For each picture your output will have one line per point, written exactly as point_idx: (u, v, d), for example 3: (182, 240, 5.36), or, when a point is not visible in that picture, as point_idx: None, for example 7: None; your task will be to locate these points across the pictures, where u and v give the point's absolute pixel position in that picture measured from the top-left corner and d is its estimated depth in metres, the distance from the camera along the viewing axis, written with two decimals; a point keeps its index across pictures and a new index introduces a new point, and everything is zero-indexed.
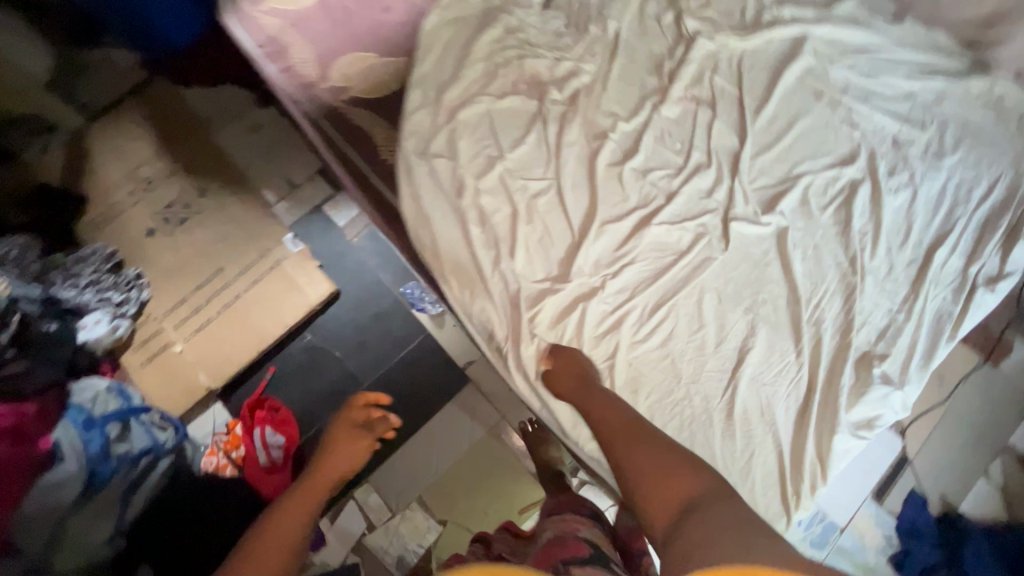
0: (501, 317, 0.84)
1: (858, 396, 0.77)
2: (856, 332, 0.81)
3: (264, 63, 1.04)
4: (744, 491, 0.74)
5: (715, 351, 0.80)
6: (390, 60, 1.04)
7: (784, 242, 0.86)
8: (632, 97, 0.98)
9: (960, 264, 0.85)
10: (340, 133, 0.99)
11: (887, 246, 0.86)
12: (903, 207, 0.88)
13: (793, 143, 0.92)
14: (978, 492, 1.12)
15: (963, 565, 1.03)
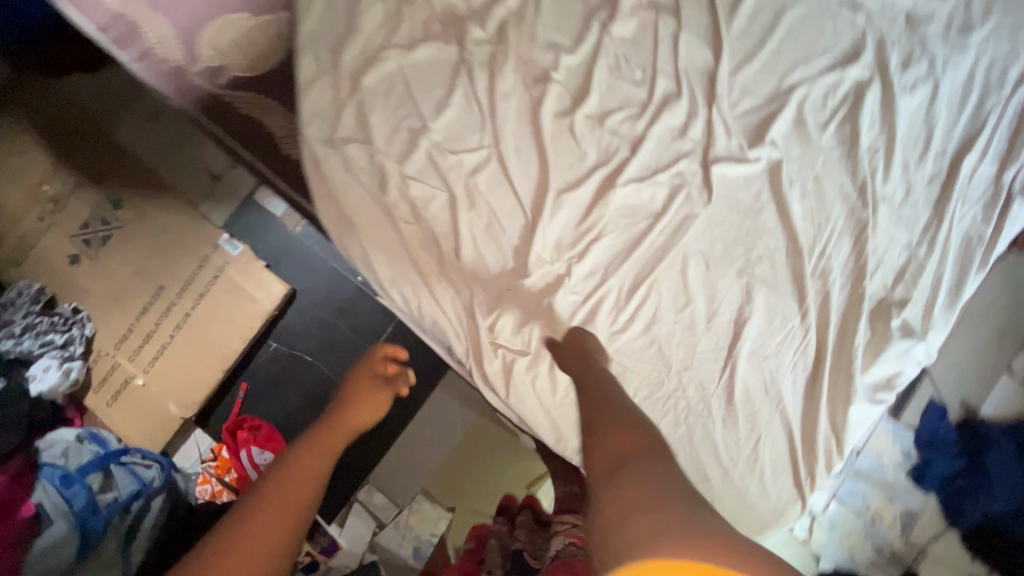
0: (458, 328, 0.73)
1: (876, 354, 0.67)
2: (870, 277, 0.69)
3: (116, 51, 0.83)
4: (754, 481, 0.67)
5: (707, 328, 0.69)
6: (267, 18, 0.82)
7: (778, 179, 0.71)
8: (573, 17, 0.77)
9: (992, 170, 0.71)
10: (229, 128, 0.80)
11: (902, 163, 0.71)
12: (921, 108, 0.72)
13: (780, 45, 0.74)
14: (1002, 391, 1.05)
15: (984, 467, 1.00)
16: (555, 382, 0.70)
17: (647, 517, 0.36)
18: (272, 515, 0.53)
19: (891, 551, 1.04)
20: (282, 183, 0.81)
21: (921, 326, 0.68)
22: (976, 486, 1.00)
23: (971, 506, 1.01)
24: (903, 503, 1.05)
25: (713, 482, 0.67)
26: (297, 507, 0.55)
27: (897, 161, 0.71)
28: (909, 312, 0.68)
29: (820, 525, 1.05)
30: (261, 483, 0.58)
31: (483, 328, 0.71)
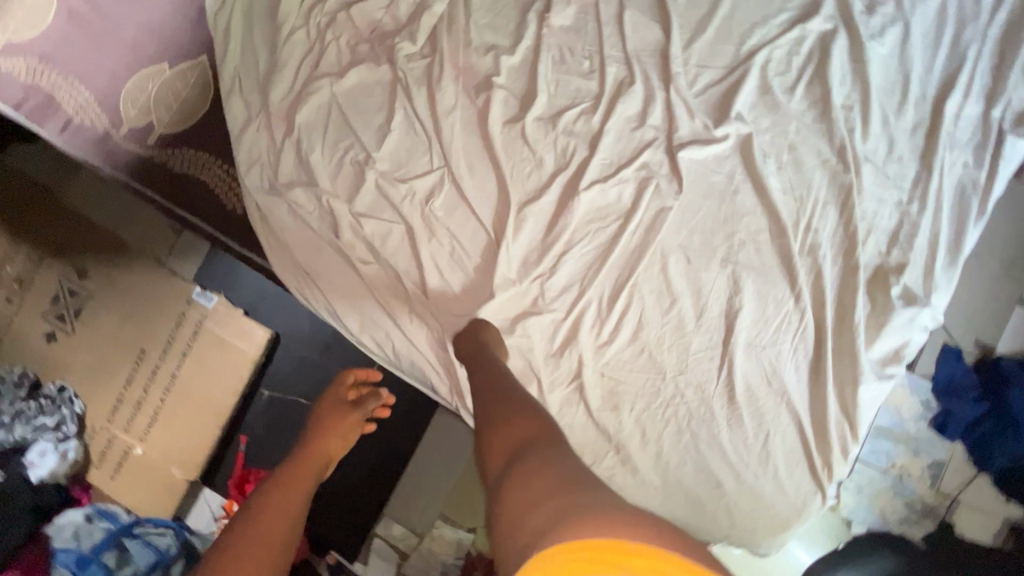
0: (438, 367, 0.71)
1: (878, 329, 0.63)
2: (863, 246, 0.64)
3: (37, 127, 0.78)
4: (768, 480, 0.64)
5: (697, 326, 0.65)
6: (188, 65, 0.77)
7: (750, 156, 0.66)
8: (508, 13, 0.72)
9: (979, 109, 0.65)
10: (166, 190, 0.76)
11: (881, 117, 0.66)
12: (894, 52, 0.66)
13: (733, 7, 0.68)
14: (1016, 326, 1.00)
15: (1008, 410, 0.96)
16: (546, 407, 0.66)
17: (547, 510, 0.36)
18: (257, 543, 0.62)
19: (922, 504, 1.01)
20: (233, 241, 0.76)
21: (924, 289, 0.64)
22: (1001, 430, 0.96)
23: (997, 451, 0.97)
24: (929, 454, 1.02)
25: (728, 484, 0.64)
26: (281, 533, 0.65)
27: (875, 113, 0.66)
28: (908, 276, 0.63)
29: (846, 489, 1.03)
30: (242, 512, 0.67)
31: (456, 367, 0.68)
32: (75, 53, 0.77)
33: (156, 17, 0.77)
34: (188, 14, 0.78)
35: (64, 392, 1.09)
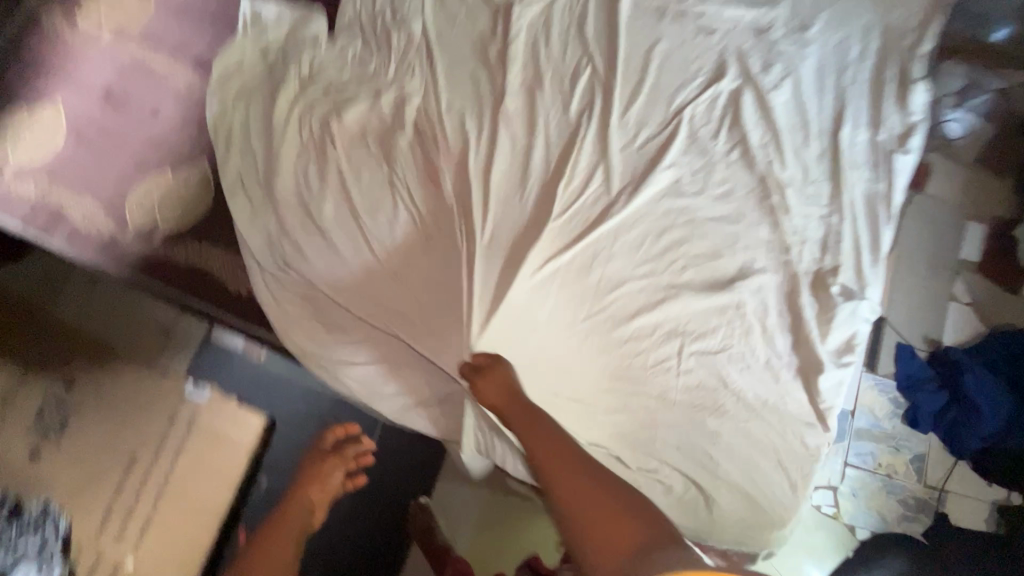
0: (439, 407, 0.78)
1: (828, 323, 0.72)
2: (798, 256, 0.75)
3: (44, 239, 0.84)
4: (752, 474, 0.71)
5: (668, 340, 0.74)
6: (189, 170, 0.86)
7: (691, 192, 0.78)
8: (470, 97, 0.84)
9: (868, 135, 0.79)
10: (178, 284, 0.82)
11: (792, 148, 0.79)
12: (792, 99, 0.81)
13: (653, 76, 0.83)
14: (955, 318, 1.14)
15: (966, 393, 1.03)
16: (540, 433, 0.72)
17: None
18: None
19: (915, 499, 1.07)
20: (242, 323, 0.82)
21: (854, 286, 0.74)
22: (966, 413, 1.03)
23: (969, 434, 1.03)
24: (909, 449, 1.08)
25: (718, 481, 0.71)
26: None
27: (779, 148, 0.79)
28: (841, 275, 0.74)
29: (843, 494, 1.08)
30: None
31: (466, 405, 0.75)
32: (85, 170, 0.85)
33: (160, 132, 0.87)
34: (188, 127, 0.88)
35: (43, 513, 0.83)
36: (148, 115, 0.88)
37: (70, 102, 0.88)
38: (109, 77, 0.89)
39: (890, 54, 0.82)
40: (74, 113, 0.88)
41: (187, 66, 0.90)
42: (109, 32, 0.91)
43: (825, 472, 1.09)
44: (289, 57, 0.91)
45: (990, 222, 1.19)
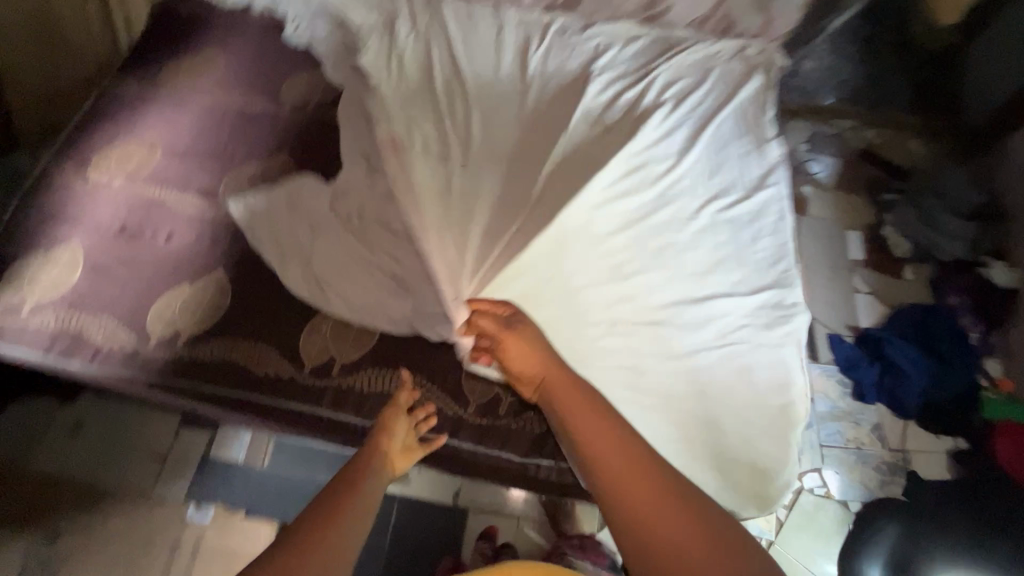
0: (459, 405, 0.85)
1: (753, 292, 0.98)
2: (723, 241, 1.02)
3: (65, 364, 0.89)
4: (700, 409, 0.87)
5: (639, 298, 0.93)
6: (205, 278, 0.95)
7: (646, 203, 1.02)
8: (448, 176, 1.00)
9: (756, 171, 1.11)
10: (205, 379, 0.87)
11: (704, 178, 1.08)
12: (698, 142, 1.11)
13: (598, 141, 1.06)
14: (863, 305, 1.39)
15: (891, 359, 1.26)
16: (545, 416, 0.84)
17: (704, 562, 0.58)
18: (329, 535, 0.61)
19: (887, 463, 1.21)
20: (266, 402, 0.86)
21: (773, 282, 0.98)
22: (897, 376, 1.24)
23: (906, 393, 1.23)
24: (867, 421, 1.25)
25: (686, 420, 0.86)
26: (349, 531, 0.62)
27: (682, 185, 1.06)
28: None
29: (828, 475, 1.20)
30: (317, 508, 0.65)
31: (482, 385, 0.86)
32: (105, 295, 0.93)
33: (173, 252, 0.97)
34: (199, 242, 0.98)
35: None
36: (162, 240, 0.98)
37: (85, 240, 0.98)
38: (124, 215, 1.01)
39: (751, 126, 1.16)
40: (89, 249, 0.97)
41: (192, 194, 1.03)
42: (120, 179, 1.04)
43: (808, 457, 1.22)
44: (283, 172, 1.05)
45: (863, 229, 1.49)
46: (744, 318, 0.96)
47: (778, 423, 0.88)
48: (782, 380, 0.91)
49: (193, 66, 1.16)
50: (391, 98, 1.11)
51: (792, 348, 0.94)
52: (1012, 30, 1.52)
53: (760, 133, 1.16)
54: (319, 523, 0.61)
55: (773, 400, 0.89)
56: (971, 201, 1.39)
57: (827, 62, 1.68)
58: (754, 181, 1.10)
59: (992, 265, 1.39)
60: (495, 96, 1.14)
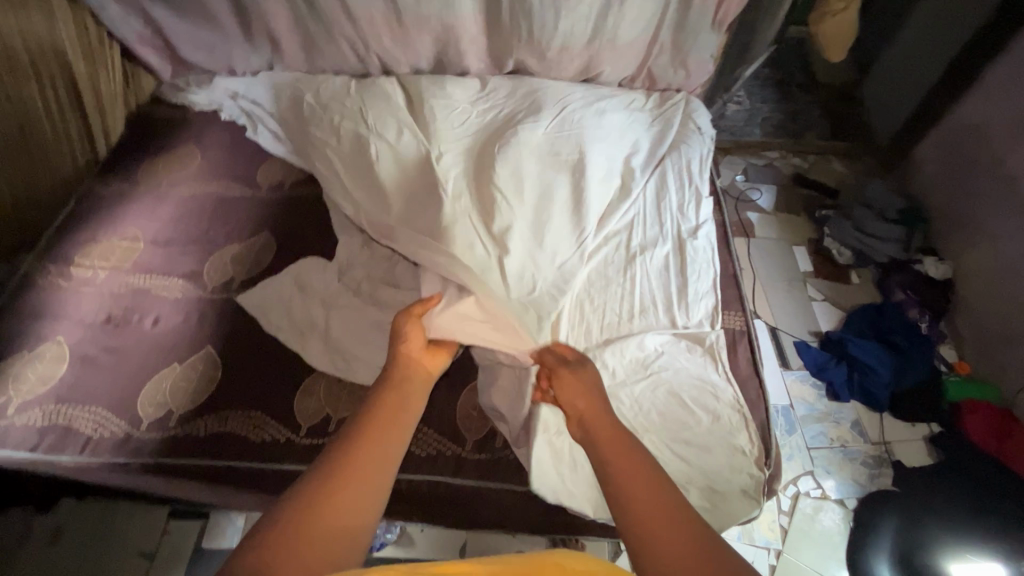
0: (457, 445, 0.87)
1: (686, 308, 0.99)
2: (653, 254, 1.04)
3: (52, 459, 0.88)
4: (626, 422, 0.85)
5: (566, 315, 0.94)
6: (193, 357, 0.97)
7: (582, 217, 1.02)
8: (412, 225, 1.00)
9: (696, 202, 1.13)
10: (202, 453, 0.88)
11: (652, 206, 1.11)
12: (644, 173, 1.14)
13: (546, 167, 1.05)
14: (821, 312, 1.49)
15: (855, 356, 1.34)
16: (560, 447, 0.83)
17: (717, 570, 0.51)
18: (329, 520, 0.53)
19: (873, 457, 1.27)
20: (267, 466, 0.87)
21: (732, 297, 1.06)
22: (864, 371, 1.32)
23: (876, 387, 1.31)
24: (847, 418, 1.31)
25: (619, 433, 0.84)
26: (352, 510, 0.54)
27: (625, 207, 1.09)
28: (721, 290, 1.05)
29: (821, 475, 1.24)
30: (312, 480, 0.55)
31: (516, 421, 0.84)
32: (94, 385, 0.94)
33: (160, 335, 0.99)
34: (186, 323, 1.01)
35: None
36: (149, 325, 1.01)
37: (71, 334, 1.00)
38: (110, 307, 1.03)
39: (700, 155, 1.21)
40: (76, 342, 0.99)
41: (176, 279, 1.07)
42: (104, 273, 1.07)
43: (799, 461, 1.25)
44: (265, 249, 1.11)
45: (807, 244, 1.63)
46: (673, 355, 0.93)
47: (701, 443, 0.84)
48: (702, 401, 0.88)
49: (171, 163, 1.24)
50: (355, 147, 1.11)
51: (716, 372, 0.92)
52: (908, 59, 1.74)
53: (697, 188, 1.15)
54: (310, 508, 0.53)
55: (696, 421, 0.86)
56: (893, 207, 1.57)
57: (746, 107, 1.94)
58: (689, 228, 1.09)
59: (926, 261, 1.51)
60: (446, 134, 1.12)
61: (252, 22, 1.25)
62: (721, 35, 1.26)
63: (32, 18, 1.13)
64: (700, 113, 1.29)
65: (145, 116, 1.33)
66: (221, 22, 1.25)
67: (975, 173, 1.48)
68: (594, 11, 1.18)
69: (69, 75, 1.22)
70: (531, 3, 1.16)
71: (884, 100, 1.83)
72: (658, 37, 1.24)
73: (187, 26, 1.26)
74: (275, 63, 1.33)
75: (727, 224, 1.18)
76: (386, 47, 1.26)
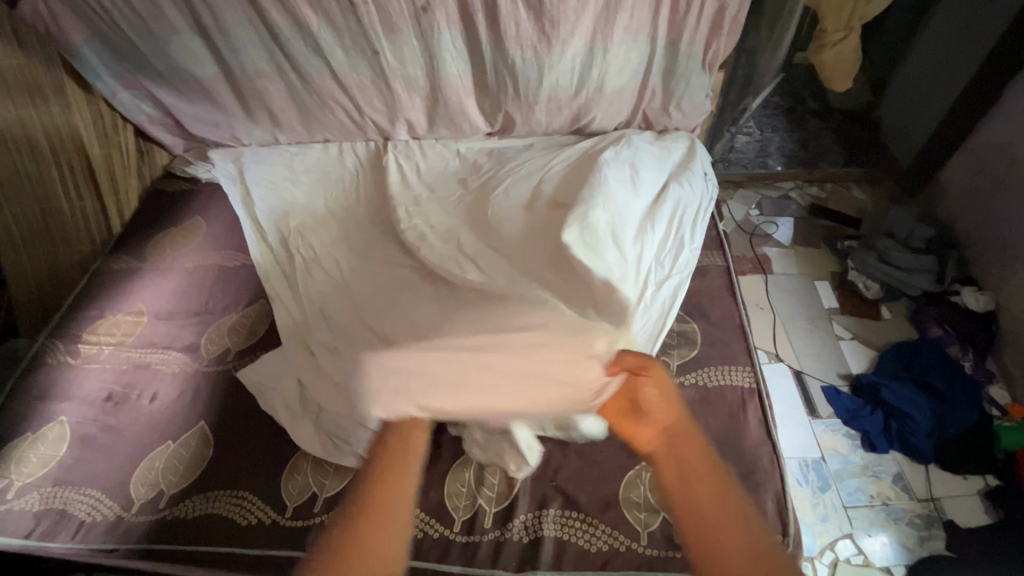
0: (447, 527, 0.83)
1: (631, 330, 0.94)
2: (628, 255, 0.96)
3: (45, 546, 0.88)
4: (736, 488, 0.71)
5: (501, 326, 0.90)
6: (186, 435, 0.96)
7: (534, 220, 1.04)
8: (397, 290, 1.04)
9: (682, 247, 1.06)
10: (188, 539, 0.86)
11: (638, 217, 1.03)
12: (630, 177, 1.08)
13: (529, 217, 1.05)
14: (849, 352, 1.39)
15: (890, 402, 1.24)
16: (561, 521, 0.83)
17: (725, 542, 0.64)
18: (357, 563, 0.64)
19: (920, 516, 1.14)
20: (250, 553, 0.83)
21: (740, 349, 0.99)
22: (902, 420, 1.22)
23: (916, 437, 1.20)
24: (887, 472, 1.19)
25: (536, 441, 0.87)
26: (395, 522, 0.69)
27: (617, 200, 1.01)
28: (725, 343, 0.99)
29: (862, 538, 1.12)
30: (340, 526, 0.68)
31: (508, 492, 0.85)
32: (91, 468, 0.94)
33: (156, 412, 0.99)
34: (180, 400, 1.01)
35: None
36: (146, 402, 1.01)
37: (73, 414, 1.00)
38: (109, 384, 1.04)
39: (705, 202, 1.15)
40: (78, 421, 1.00)
41: (173, 352, 1.07)
42: (108, 348, 1.09)
43: (835, 523, 1.14)
44: (260, 317, 1.10)
45: (829, 278, 1.54)
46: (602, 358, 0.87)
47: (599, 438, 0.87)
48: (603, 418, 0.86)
49: (177, 235, 1.25)
50: (344, 218, 1.18)
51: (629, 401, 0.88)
52: (922, 81, 1.67)
53: (685, 237, 1.08)
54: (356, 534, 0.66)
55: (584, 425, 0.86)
56: (922, 235, 1.47)
57: (756, 138, 1.88)
58: (658, 278, 1.01)
59: (963, 292, 1.40)
60: (433, 204, 1.16)
61: (250, 96, 1.29)
62: (712, 75, 1.23)
63: (52, 109, 1.22)
64: (699, 154, 1.23)
65: (157, 190, 1.36)
66: (221, 99, 1.30)
67: (1006, 194, 1.37)
68: (577, 63, 1.18)
69: (85, 156, 1.27)
70: (513, 61, 1.18)
71: (900, 122, 1.76)
72: (647, 83, 1.22)
73: (193, 105, 1.32)
74: (278, 134, 1.36)
75: (732, 269, 1.11)
76: (379, 111, 1.29)
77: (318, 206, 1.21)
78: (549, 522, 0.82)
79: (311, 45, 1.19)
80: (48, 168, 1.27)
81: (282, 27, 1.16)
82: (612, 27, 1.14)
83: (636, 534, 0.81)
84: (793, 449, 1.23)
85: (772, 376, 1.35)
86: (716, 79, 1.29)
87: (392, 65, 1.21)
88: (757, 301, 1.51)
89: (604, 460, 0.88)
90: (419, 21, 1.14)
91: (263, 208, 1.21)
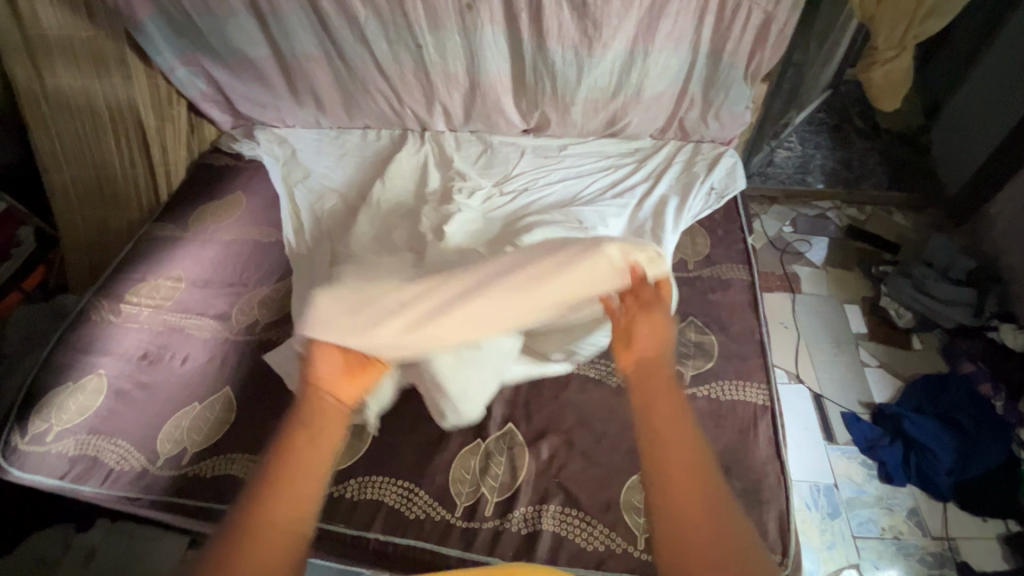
0: (449, 512, 0.85)
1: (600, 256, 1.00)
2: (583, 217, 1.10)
3: (76, 488, 0.94)
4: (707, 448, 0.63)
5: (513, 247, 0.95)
6: (212, 398, 1.01)
7: (523, 207, 1.15)
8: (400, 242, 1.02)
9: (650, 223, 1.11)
10: (205, 496, 0.91)
11: (602, 201, 1.16)
12: (606, 174, 1.23)
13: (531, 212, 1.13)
14: (874, 380, 1.35)
15: (912, 435, 1.20)
16: (559, 518, 0.84)
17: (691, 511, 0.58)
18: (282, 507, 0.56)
19: (932, 555, 1.11)
20: None
21: (757, 365, 0.98)
22: (922, 454, 1.19)
23: (936, 472, 1.17)
24: (902, 506, 1.16)
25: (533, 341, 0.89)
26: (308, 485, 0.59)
27: (570, 189, 1.20)
28: (743, 359, 0.98)
29: (868, 569, 1.09)
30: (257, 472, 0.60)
31: (511, 484, 0.87)
32: (123, 419, 1.00)
33: (186, 373, 1.05)
34: (207, 363, 1.06)
35: None
36: (178, 363, 1.07)
37: (111, 368, 1.07)
38: (145, 344, 1.10)
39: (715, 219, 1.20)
40: (114, 375, 1.06)
41: (205, 319, 1.13)
42: (148, 310, 1.15)
43: (842, 552, 1.11)
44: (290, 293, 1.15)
45: (861, 303, 1.50)
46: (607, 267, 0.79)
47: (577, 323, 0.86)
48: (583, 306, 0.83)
49: (218, 207, 1.31)
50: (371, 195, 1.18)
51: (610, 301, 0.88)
52: (979, 105, 1.60)
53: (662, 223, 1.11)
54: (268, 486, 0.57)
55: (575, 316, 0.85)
56: (961, 266, 1.42)
57: (797, 153, 1.84)
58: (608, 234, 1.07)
59: (1002, 329, 1.35)
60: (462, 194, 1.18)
61: (297, 79, 1.33)
62: (754, 87, 1.22)
63: (114, 80, 1.29)
64: (718, 168, 1.22)
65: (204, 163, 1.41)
66: (270, 80, 1.35)
67: None
68: (616, 67, 1.19)
69: (140, 125, 1.33)
70: (554, 61, 1.19)
71: (950, 147, 1.70)
72: (687, 90, 1.22)
73: (242, 85, 1.38)
74: (320, 118, 1.41)
75: (757, 284, 1.10)
76: (418, 101, 1.32)
77: (352, 189, 1.24)
78: (548, 519, 0.84)
79: (358, 35, 1.22)
80: (106, 135, 1.35)
81: (332, 17, 1.20)
82: (654, 33, 1.13)
83: (634, 538, 0.82)
84: (805, 472, 1.21)
85: (791, 396, 1.32)
86: (758, 91, 1.27)
87: (433, 59, 1.23)
88: (782, 320, 1.48)
89: (607, 462, 0.89)
90: (465, 18, 1.16)
91: (300, 187, 1.24)
